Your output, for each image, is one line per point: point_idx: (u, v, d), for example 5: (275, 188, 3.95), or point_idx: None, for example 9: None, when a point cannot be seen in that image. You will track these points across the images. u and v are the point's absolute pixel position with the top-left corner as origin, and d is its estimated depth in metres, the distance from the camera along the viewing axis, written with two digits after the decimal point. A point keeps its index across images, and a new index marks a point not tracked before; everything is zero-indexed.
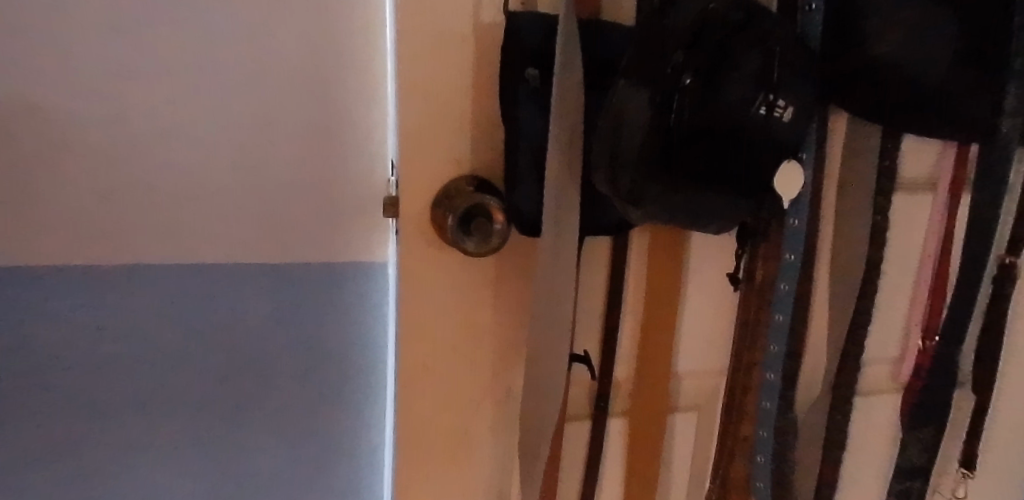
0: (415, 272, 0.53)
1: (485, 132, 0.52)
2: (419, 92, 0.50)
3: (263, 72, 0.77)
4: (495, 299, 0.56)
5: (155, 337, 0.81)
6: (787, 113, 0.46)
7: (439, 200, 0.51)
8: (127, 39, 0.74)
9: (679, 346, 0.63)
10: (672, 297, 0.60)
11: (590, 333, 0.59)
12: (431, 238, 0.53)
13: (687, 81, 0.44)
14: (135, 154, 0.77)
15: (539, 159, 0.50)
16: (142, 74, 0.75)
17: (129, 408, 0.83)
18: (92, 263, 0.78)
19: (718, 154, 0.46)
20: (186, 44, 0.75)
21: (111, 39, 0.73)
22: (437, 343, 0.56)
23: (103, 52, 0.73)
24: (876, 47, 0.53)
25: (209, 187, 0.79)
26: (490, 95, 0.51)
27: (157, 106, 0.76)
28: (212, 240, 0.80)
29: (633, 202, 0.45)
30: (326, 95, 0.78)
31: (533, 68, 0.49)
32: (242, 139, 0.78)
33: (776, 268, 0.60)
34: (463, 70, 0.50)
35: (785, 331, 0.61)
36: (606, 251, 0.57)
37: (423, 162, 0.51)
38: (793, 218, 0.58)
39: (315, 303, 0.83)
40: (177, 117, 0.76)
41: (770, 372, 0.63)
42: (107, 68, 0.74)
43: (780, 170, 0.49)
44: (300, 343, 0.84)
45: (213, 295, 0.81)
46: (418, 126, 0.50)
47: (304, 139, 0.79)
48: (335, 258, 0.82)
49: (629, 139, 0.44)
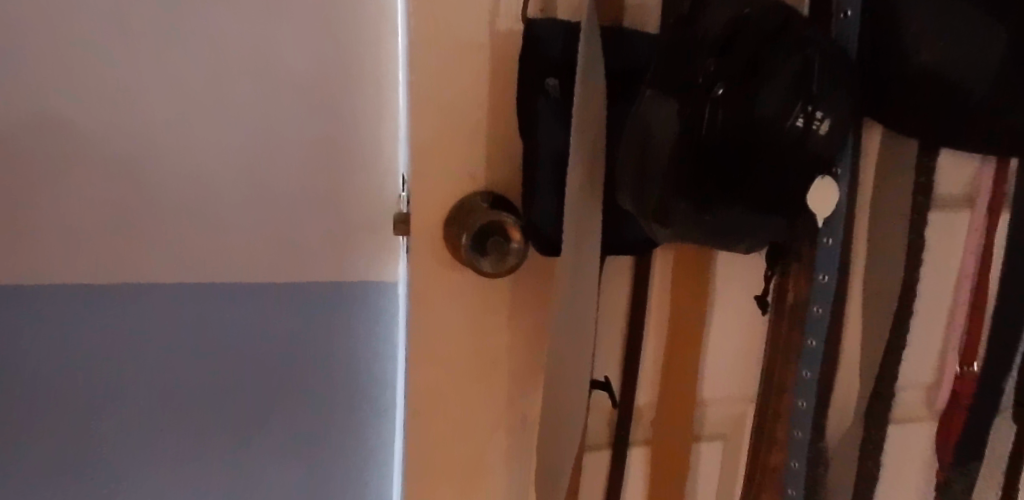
0: (426, 291, 0.51)
1: (502, 145, 0.49)
2: (433, 104, 0.47)
3: (273, 87, 0.74)
4: (511, 322, 0.53)
5: (159, 358, 0.79)
6: (825, 126, 0.42)
7: (454, 218, 0.49)
8: (130, 50, 0.72)
9: (705, 370, 0.60)
10: (698, 320, 0.57)
11: (610, 357, 0.56)
12: (445, 257, 0.50)
13: (718, 91, 0.41)
14: (140, 169, 0.75)
15: (560, 174, 0.47)
16: (149, 87, 0.73)
17: (131, 431, 0.81)
18: (95, 280, 0.76)
19: (752, 169, 0.42)
20: (194, 57, 0.73)
21: (118, 53, 0.71)
22: (450, 369, 0.53)
23: (110, 66, 0.72)
24: (916, 57, 0.51)
25: (215, 203, 0.77)
26: (508, 107, 0.48)
27: (165, 120, 0.74)
28: (217, 258, 0.78)
29: (659, 218, 0.43)
30: (337, 109, 0.76)
31: (554, 78, 0.46)
32: (250, 154, 0.76)
33: (808, 291, 0.55)
34: (478, 80, 0.47)
35: (818, 356, 0.57)
36: (628, 272, 0.54)
37: (438, 178, 0.49)
38: (826, 236, 0.53)
39: (322, 322, 0.80)
40: (184, 131, 0.74)
41: (802, 400, 0.58)
42: (114, 81, 0.72)
43: (814, 185, 0.44)
44: (309, 367, 0.82)
45: (219, 317, 0.79)
46: (431, 140, 0.48)
47: (314, 154, 0.77)
48: (344, 277, 0.80)
49: (656, 151, 0.42)
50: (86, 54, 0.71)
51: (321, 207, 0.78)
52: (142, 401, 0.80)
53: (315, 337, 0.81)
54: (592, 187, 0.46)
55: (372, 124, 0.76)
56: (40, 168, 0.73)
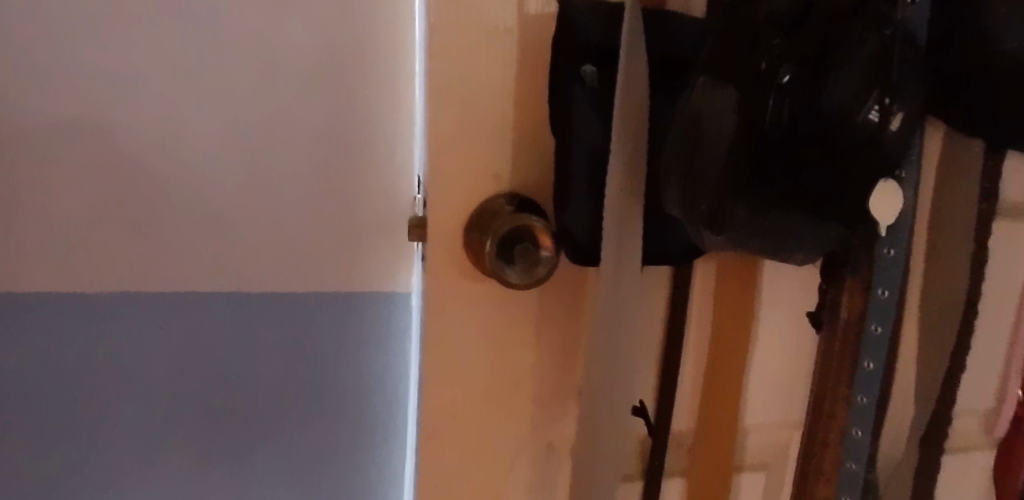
0: (443, 304, 0.46)
1: (530, 143, 0.44)
2: (453, 95, 0.42)
3: (277, 82, 0.69)
4: (537, 340, 0.48)
5: (155, 373, 0.74)
6: (897, 120, 0.35)
7: (474, 224, 0.44)
8: (124, 41, 0.67)
9: (747, 395, 0.55)
10: (742, 338, 0.52)
11: (645, 378, 0.51)
12: (465, 266, 0.45)
13: (784, 79, 0.35)
14: (134, 171, 0.69)
15: (597, 174, 0.42)
16: (145, 84, 0.68)
17: (124, 450, 0.76)
18: (84, 289, 0.71)
19: (817, 170, 0.37)
20: (194, 51, 0.68)
21: (112, 45, 0.66)
22: (469, 392, 0.47)
23: (103, 59, 0.67)
24: (999, 45, 0.44)
25: (213, 207, 0.71)
26: (537, 100, 0.43)
27: (161, 118, 0.68)
28: (214, 265, 0.72)
29: (712, 228, 0.38)
30: (344, 106, 0.71)
31: (590, 64, 0.41)
32: (252, 154, 0.71)
33: (864, 306, 0.48)
34: (505, 68, 0.42)
35: (877, 381, 0.49)
36: (666, 284, 0.49)
37: (458, 179, 0.44)
38: (886, 245, 0.46)
39: (330, 334, 0.75)
40: (182, 131, 0.69)
41: (857, 429, 0.50)
42: (106, 76, 0.67)
43: (875, 190, 0.38)
44: (317, 383, 0.76)
45: (220, 329, 0.74)
46: (450, 136, 0.43)
47: (319, 154, 0.71)
48: (352, 288, 0.74)
49: (709, 152, 0.37)
50: (77, 47, 0.66)
51: (327, 213, 0.73)
52: (137, 418, 0.75)
53: (322, 349, 0.75)
54: (633, 189, 0.41)
55: (381, 122, 0.71)
56: (24, 170, 0.67)
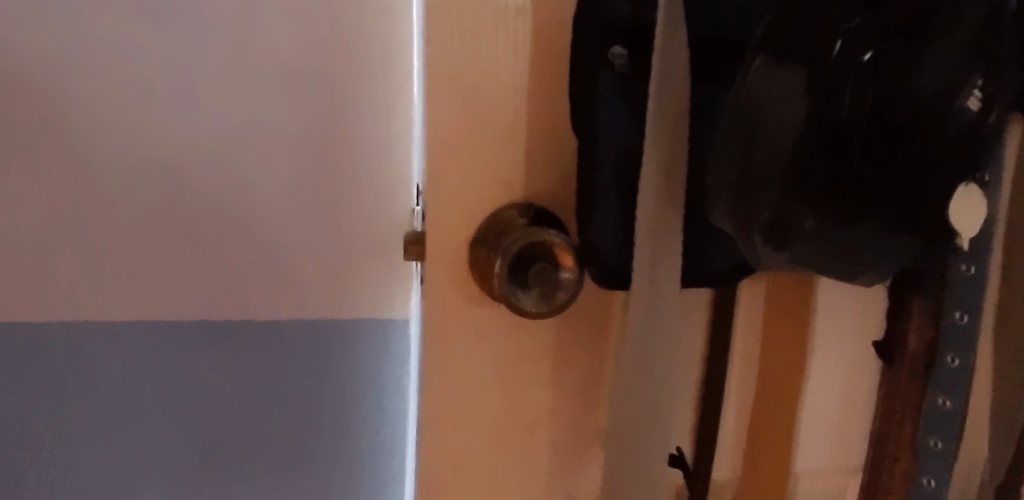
0: (447, 335, 0.39)
1: (547, 144, 0.37)
2: (453, 90, 0.36)
3: (250, 88, 0.62)
4: (556, 378, 0.40)
5: (128, 408, 0.67)
6: (994, 111, 0.29)
7: (482, 240, 0.37)
8: (89, 42, 0.60)
9: (799, 434, 0.47)
10: (793, 372, 0.45)
11: (683, 418, 0.44)
12: (471, 289, 0.39)
13: (865, 57, 0.28)
14: (101, 188, 0.63)
15: (628, 180, 0.35)
16: (108, 93, 0.61)
17: (97, 493, 0.69)
18: (52, 316, 0.65)
19: (902, 171, 0.29)
20: (156, 54, 0.61)
21: (69, 50, 0.60)
22: (477, 440, 0.40)
23: (61, 67, 0.60)
24: None
25: (192, 225, 0.64)
26: (554, 92, 0.36)
27: (127, 131, 0.62)
28: (194, 288, 0.65)
29: (774, 243, 0.31)
30: (327, 111, 0.63)
31: (620, 46, 0.34)
32: (227, 168, 0.64)
33: (935, 333, 0.40)
34: (517, 55, 0.36)
35: (955, 423, 0.39)
36: (706, 306, 0.42)
37: (461, 188, 0.37)
38: (963, 262, 0.37)
39: (319, 366, 0.68)
40: (150, 143, 0.62)
41: (927, 478, 0.41)
42: (68, 84, 0.61)
43: (957, 198, 0.30)
44: (307, 418, 0.69)
45: (194, 361, 0.67)
46: (452, 136, 0.36)
47: (301, 168, 0.64)
48: (339, 314, 0.67)
49: (770, 150, 0.30)
50: (33, 54, 0.60)
51: (312, 231, 0.66)
52: (113, 458, 0.69)
53: (311, 382, 0.68)
54: (674, 202, 0.34)
55: (366, 129, 0.64)
56: None
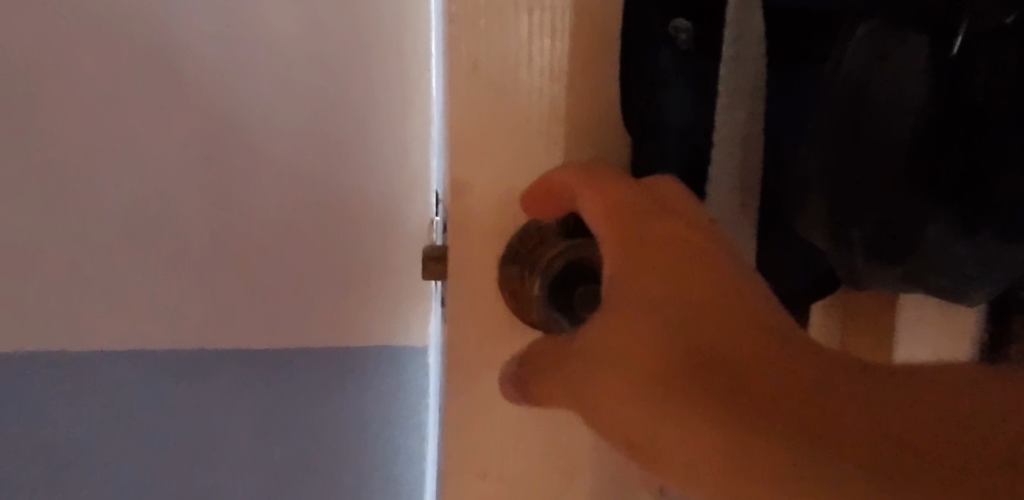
0: (475, 366, 0.33)
1: (593, 142, 0.31)
2: (485, 82, 0.30)
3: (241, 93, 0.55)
4: None
5: (111, 447, 0.61)
6: None
7: (518, 255, 0.31)
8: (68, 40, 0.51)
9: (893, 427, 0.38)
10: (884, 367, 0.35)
11: None
12: (502, 312, 0.33)
13: (1007, 20, 0.23)
14: (72, 208, 0.55)
15: (695, 174, 0.31)
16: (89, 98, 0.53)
17: None
18: (21, 351, 0.57)
19: None
20: (131, 53, 0.53)
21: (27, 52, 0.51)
22: (510, 491, 0.34)
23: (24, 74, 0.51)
24: None
25: (187, 245, 0.57)
26: (603, 81, 0.30)
27: (100, 141, 0.54)
28: (189, 315, 0.59)
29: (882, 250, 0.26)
30: (331, 115, 0.56)
31: (683, 17, 0.29)
32: (215, 182, 0.56)
33: None
34: (561, 38, 0.30)
35: None
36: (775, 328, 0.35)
37: (490, 194, 0.32)
38: None
39: (329, 398, 0.62)
40: (127, 154, 0.54)
41: None
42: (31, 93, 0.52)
43: None
44: (315, 455, 0.64)
45: (193, 394, 0.61)
46: (482, 135, 0.31)
47: (299, 179, 0.57)
48: (345, 341, 0.61)
49: (880, 134, 0.25)
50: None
51: (312, 251, 0.59)
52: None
53: (319, 416, 0.63)
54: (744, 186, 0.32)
55: (373, 132, 0.57)
56: None
